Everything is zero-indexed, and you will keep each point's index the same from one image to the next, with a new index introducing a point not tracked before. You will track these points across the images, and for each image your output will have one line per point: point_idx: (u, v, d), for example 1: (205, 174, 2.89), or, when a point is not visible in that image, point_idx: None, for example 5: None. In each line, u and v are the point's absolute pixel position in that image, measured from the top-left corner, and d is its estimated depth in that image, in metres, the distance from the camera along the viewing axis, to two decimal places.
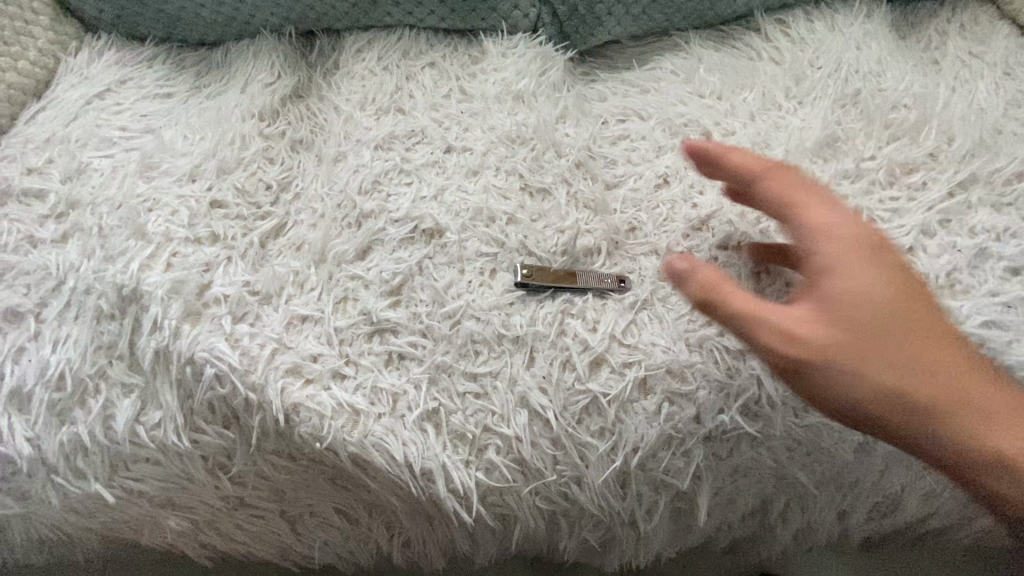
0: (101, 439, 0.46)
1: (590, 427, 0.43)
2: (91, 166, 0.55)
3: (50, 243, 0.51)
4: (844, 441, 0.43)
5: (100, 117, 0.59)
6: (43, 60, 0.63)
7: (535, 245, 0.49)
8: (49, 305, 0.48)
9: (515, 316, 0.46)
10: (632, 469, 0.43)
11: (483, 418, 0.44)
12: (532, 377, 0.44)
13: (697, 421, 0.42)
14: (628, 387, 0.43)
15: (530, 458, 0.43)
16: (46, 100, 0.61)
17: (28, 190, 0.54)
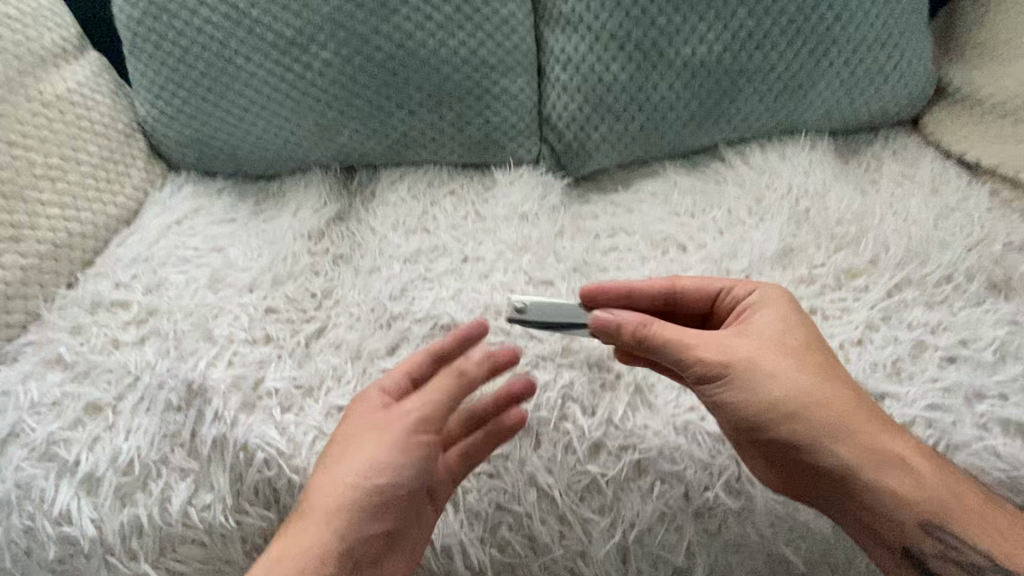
0: (158, 520, 0.52)
1: (591, 503, 0.48)
2: (168, 280, 0.66)
3: (131, 345, 0.60)
4: (820, 517, 0.48)
5: (178, 241, 0.70)
6: (133, 194, 0.75)
7: (536, 329, 0.56)
8: (125, 399, 0.56)
9: (521, 402, 0.52)
10: (630, 544, 0.48)
11: (495, 496, 0.49)
12: (539, 459, 0.50)
13: (687, 497, 0.48)
14: (624, 468, 0.48)
15: (539, 534, 0.48)
16: (132, 227, 0.72)
17: (114, 301, 0.64)
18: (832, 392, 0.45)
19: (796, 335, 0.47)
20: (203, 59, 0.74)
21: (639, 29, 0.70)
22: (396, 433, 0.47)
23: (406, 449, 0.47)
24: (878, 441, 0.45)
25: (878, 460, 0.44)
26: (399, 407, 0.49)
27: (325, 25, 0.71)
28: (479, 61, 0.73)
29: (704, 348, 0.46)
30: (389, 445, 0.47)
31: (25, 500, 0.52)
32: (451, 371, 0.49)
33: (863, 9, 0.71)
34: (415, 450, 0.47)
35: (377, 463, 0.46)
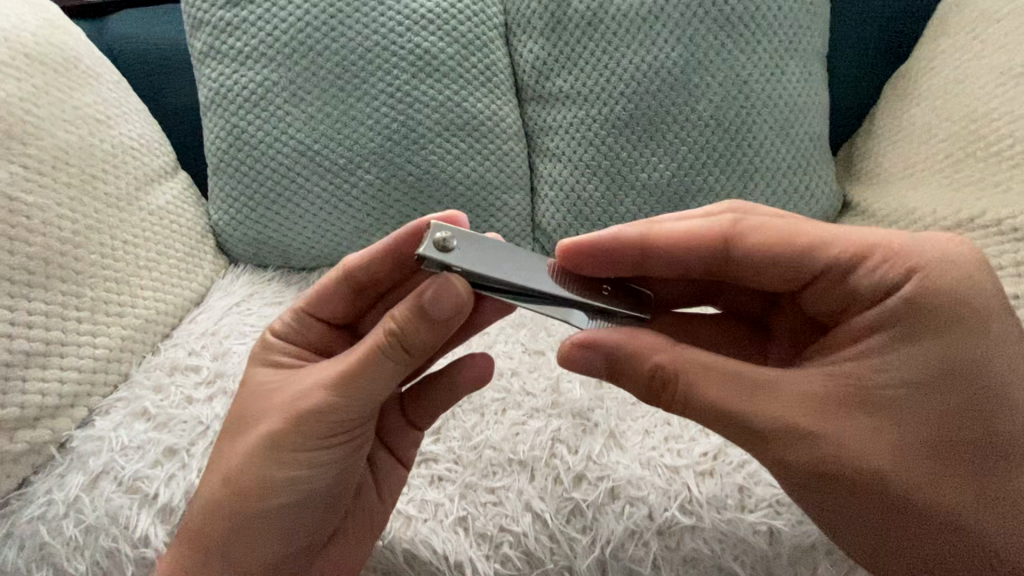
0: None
1: (575, 524, 0.61)
2: (232, 349, 0.80)
3: (201, 401, 0.74)
4: (756, 533, 0.60)
5: (238, 318, 0.86)
6: (200, 277, 0.90)
7: (530, 388, 0.71)
8: (197, 443, 0.69)
9: (520, 444, 0.66)
10: (607, 558, 0.59)
11: (499, 520, 0.61)
12: (534, 489, 0.63)
13: (650, 518, 0.60)
14: (600, 494, 0.61)
15: (534, 550, 0.60)
16: (201, 306, 0.87)
17: (186, 365, 0.78)
18: (892, 430, 0.51)
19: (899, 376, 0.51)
20: (270, 179, 0.93)
21: (607, 161, 0.93)
22: (290, 454, 0.54)
23: (304, 462, 0.54)
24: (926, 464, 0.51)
25: (896, 494, 0.51)
26: (308, 419, 0.53)
27: (370, 155, 0.92)
28: (485, 182, 0.95)
29: (771, 403, 0.50)
30: (285, 463, 0.54)
31: (113, 525, 0.65)
32: (372, 375, 0.52)
33: (777, 147, 0.93)
34: (316, 464, 0.55)
35: (275, 477, 0.54)
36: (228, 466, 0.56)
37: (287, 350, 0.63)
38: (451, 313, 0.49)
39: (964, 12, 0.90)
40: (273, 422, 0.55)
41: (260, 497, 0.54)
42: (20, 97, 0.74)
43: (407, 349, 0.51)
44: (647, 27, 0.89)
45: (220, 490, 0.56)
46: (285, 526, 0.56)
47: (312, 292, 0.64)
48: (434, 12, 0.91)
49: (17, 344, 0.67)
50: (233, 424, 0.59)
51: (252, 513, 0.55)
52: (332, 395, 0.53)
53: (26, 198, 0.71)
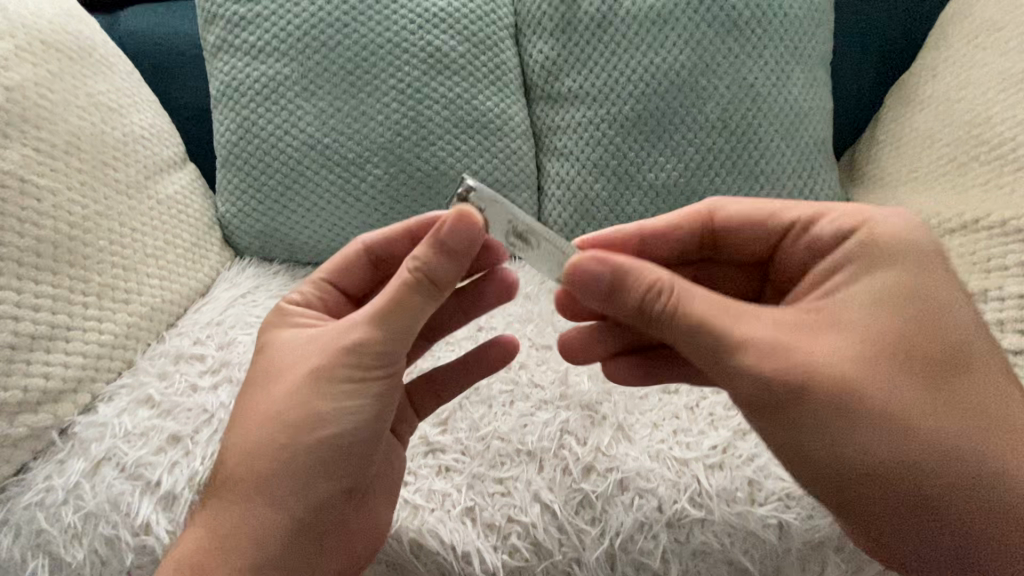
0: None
1: (584, 516, 0.60)
2: (236, 339, 0.80)
3: (206, 389, 0.73)
4: (766, 526, 0.59)
5: (243, 308, 0.85)
6: (205, 268, 0.90)
7: (538, 381, 0.71)
8: (201, 431, 0.69)
9: (528, 435, 0.65)
10: (616, 550, 0.59)
11: (508, 510, 0.61)
12: (542, 480, 0.62)
13: (660, 510, 0.60)
14: (609, 485, 0.61)
15: (543, 540, 0.60)
16: (206, 296, 0.87)
17: (191, 354, 0.77)
18: (885, 374, 0.51)
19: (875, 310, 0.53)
20: (279, 172, 0.93)
21: (614, 160, 0.94)
22: (331, 387, 0.53)
23: (346, 396, 0.53)
24: (920, 419, 0.51)
25: (889, 425, 0.50)
26: (349, 353, 0.53)
27: (379, 150, 0.92)
28: (493, 180, 0.95)
29: (763, 339, 0.51)
30: (326, 398, 0.53)
31: (113, 512, 0.64)
32: (408, 308, 0.53)
33: (782, 149, 0.94)
34: (356, 399, 0.53)
35: (316, 412, 0.53)
36: (263, 409, 0.54)
37: (304, 314, 0.61)
38: (469, 243, 0.50)
39: (964, 23, 0.92)
40: (309, 363, 0.54)
41: (304, 431, 0.52)
42: (36, 82, 0.74)
43: (438, 283, 0.52)
44: (656, 29, 0.91)
45: (257, 432, 0.54)
46: (325, 470, 0.53)
47: (335, 266, 0.65)
48: (446, 11, 0.92)
49: (23, 326, 0.66)
50: (261, 377, 0.57)
51: (291, 455, 0.53)
52: (372, 329, 0.53)
53: (37, 181, 0.71)
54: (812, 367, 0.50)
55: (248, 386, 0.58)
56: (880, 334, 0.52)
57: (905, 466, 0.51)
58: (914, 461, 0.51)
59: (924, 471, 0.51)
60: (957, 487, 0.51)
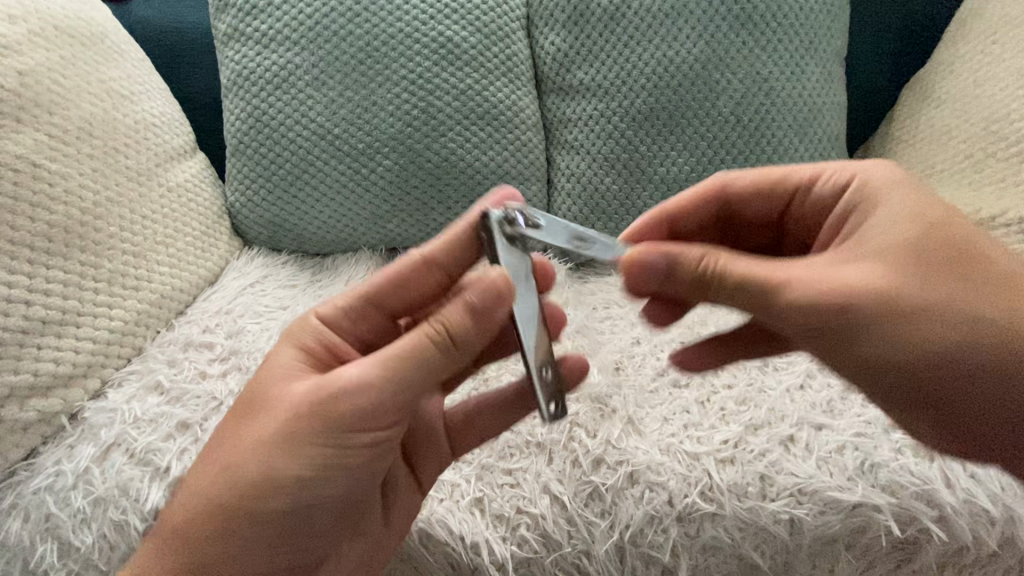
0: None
1: (594, 508, 0.60)
2: (246, 328, 0.80)
3: (214, 377, 0.73)
4: (778, 521, 0.59)
5: (252, 298, 0.85)
6: (216, 257, 0.90)
7: None
8: (210, 418, 0.69)
9: (538, 427, 0.65)
10: (626, 543, 0.59)
11: (517, 502, 0.61)
12: (552, 472, 0.62)
13: (670, 504, 0.60)
14: (619, 478, 0.61)
15: (551, 533, 0.59)
16: (215, 285, 0.87)
17: (200, 342, 0.77)
18: (910, 309, 0.51)
19: (900, 238, 0.53)
20: (289, 162, 0.93)
21: (626, 153, 0.93)
22: (302, 448, 0.49)
23: (317, 462, 0.50)
24: (960, 329, 0.52)
25: (935, 340, 0.51)
26: (332, 413, 0.49)
27: (389, 141, 0.92)
28: (503, 173, 0.94)
29: (803, 282, 0.51)
30: (295, 459, 0.49)
31: (123, 497, 0.63)
32: (406, 374, 0.49)
33: (796, 145, 0.93)
34: (329, 469, 0.50)
35: (281, 474, 0.50)
36: (233, 449, 0.52)
37: (321, 336, 0.57)
38: (495, 309, 0.49)
39: (982, 19, 0.90)
40: (286, 410, 0.51)
41: (258, 492, 0.50)
42: (48, 67, 0.74)
43: (453, 348, 0.50)
44: (669, 22, 0.90)
45: (217, 474, 0.51)
46: (274, 536, 0.51)
47: (391, 268, 0.59)
48: (458, 2, 0.92)
49: (34, 310, 0.66)
50: (243, 406, 0.54)
51: (247, 512, 0.50)
52: (366, 388, 0.49)
53: (49, 165, 0.71)
54: (853, 305, 0.50)
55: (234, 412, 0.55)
56: (904, 256, 0.52)
57: (951, 373, 0.52)
58: (962, 367, 0.52)
59: (973, 371, 0.52)
60: (995, 377, 0.52)
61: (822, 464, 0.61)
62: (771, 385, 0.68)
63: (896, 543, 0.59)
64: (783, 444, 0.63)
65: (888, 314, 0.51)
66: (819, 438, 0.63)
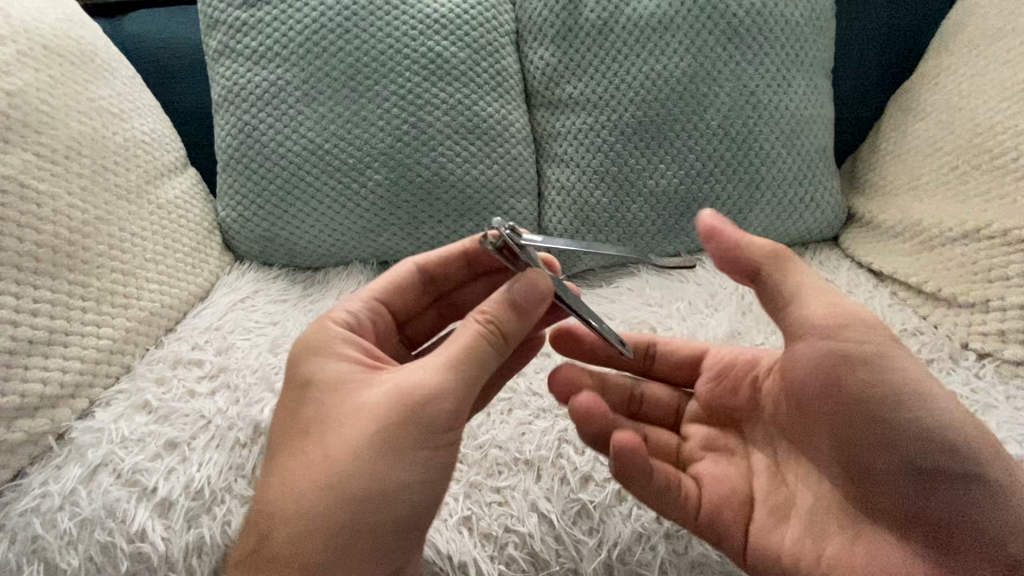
0: (219, 539, 0.64)
1: (582, 526, 0.61)
2: (236, 345, 0.80)
3: (204, 395, 0.73)
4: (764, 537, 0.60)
5: (241, 313, 0.85)
6: (206, 273, 0.90)
7: (537, 388, 0.71)
8: (198, 437, 0.69)
9: (526, 443, 0.65)
10: (614, 561, 0.60)
11: (505, 520, 0.61)
12: (540, 489, 0.62)
13: (658, 520, 0.61)
14: (607, 495, 0.61)
15: (540, 551, 0.60)
16: (205, 301, 0.87)
17: (189, 359, 0.77)
18: (907, 398, 0.54)
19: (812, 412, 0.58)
20: (279, 177, 0.93)
21: (615, 167, 0.93)
22: (403, 450, 0.51)
23: (421, 461, 0.51)
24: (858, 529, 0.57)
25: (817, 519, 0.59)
26: (414, 409, 0.51)
27: (380, 156, 0.92)
28: (493, 186, 0.95)
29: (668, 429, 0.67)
30: (402, 462, 0.50)
31: (109, 518, 0.63)
32: (473, 365, 0.53)
33: (784, 157, 0.93)
34: (430, 462, 0.52)
35: (388, 478, 0.50)
36: (323, 459, 0.51)
37: (351, 339, 0.61)
38: (537, 304, 0.55)
39: (967, 30, 0.91)
40: (369, 419, 0.52)
41: (358, 493, 0.50)
42: (38, 86, 0.75)
43: (506, 338, 0.54)
44: (656, 37, 0.91)
45: (310, 498, 0.50)
46: (388, 531, 0.51)
47: (385, 289, 0.66)
48: (447, 17, 0.92)
49: (21, 331, 0.66)
50: (311, 429, 0.54)
51: (367, 522, 0.50)
52: (444, 379, 0.52)
53: (37, 186, 0.71)
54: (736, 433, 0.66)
55: (294, 435, 0.55)
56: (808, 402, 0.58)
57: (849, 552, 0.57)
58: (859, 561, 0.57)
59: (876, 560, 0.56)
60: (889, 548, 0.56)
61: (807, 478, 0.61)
62: None
63: None
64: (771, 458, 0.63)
65: (870, 401, 0.55)
66: None
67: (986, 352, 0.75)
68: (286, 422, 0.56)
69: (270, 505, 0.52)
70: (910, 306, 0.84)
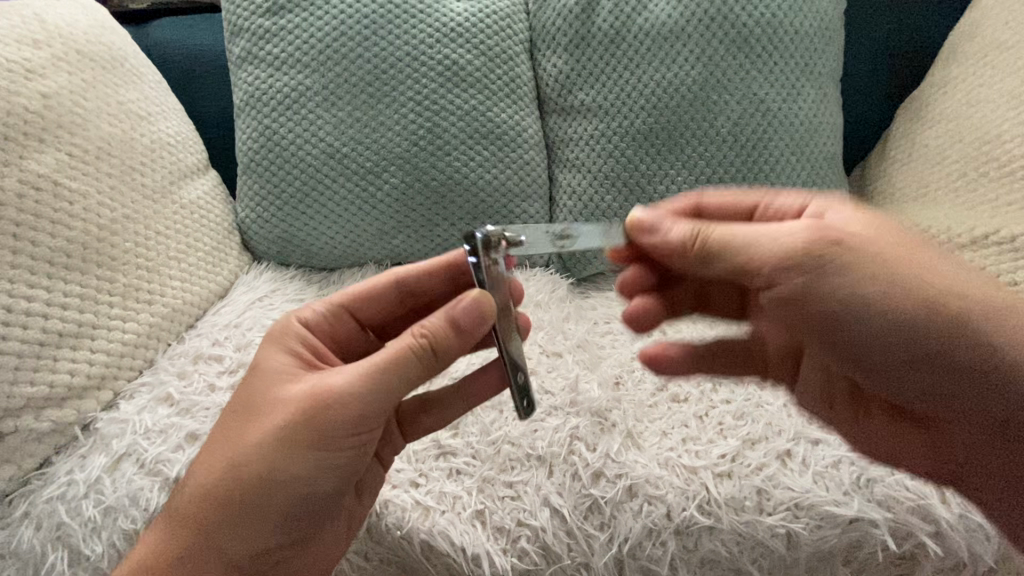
0: None
1: (593, 521, 0.62)
2: (254, 341, 0.82)
3: (224, 389, 0.75)
4: (773, 534, 0.61)
5: (259, 311, 0.87)
6: (225, 271, 0.92)
7: (549, 387, 0.72)
8: None
9: (538, 440, 0.67)
10: (625, 556, 0.61)
11: (517, 514, 0.62)
12: (552, 484, 0.63)
13: (669, 517, 0.61)
14: (619, 491, 0.62)
15: (552, 545, 0.61)
16: (224, 300, 0.89)
17: (210, 354, 0.79)
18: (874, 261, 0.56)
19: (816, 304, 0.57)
20: (298, 180, 0.96)
21: (626, 172, 0.95)
22: (299, 452, 0.52)
23: (314, 466, 0.53)
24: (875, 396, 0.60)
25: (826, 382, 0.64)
26: (320, 414, 0.53)
27: (396, 160, 0.94)
28: (505, 190, 0.97)
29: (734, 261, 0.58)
30: (292, 463, 0.53)
31: (132, 507, 0.65)
32: (390, 377, 0.53)
33: (792, 165, 0.95)
34: (320, 467, 0.53)
35: (279, 474, 0.53)
36: (237, 442, 0.54)
37: (305, 339, 0.62)
38: (478, 327, 0.53)
39: (976, 40, 0.92)
40: (281, 415, 0.54)
41: (257, 481, 0.53)
42: (70, 90, 0.78)
43: (432, 357, 0.53)
44: (667, 46, 0.93)
45: (215, 475, 0.54)
46: (281, 517, 0.54)
47: (354, 293, 0.66)
48: (463, 26, 0.95)
49: (51, 324, 0.69)
50: (240, 409, 0.57)
51: (254, 507, 0.53)
52: (355, 389, 0.53)
53: (70, 184, 0.74)
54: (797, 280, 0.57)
55: (228, 417, 0.57)
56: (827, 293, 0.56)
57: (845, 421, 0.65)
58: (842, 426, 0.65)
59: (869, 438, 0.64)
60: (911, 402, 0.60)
61: (817, 478, 0.63)
62: (767, 400, 0.70)
63: (892, 558, 0.62)
64: (780, 458, 0.65)
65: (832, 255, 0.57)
66: (814, 452, 0.65)
67: None
68: (233, 397, 0.59)
69: (190, 473, 0.56)
70: None
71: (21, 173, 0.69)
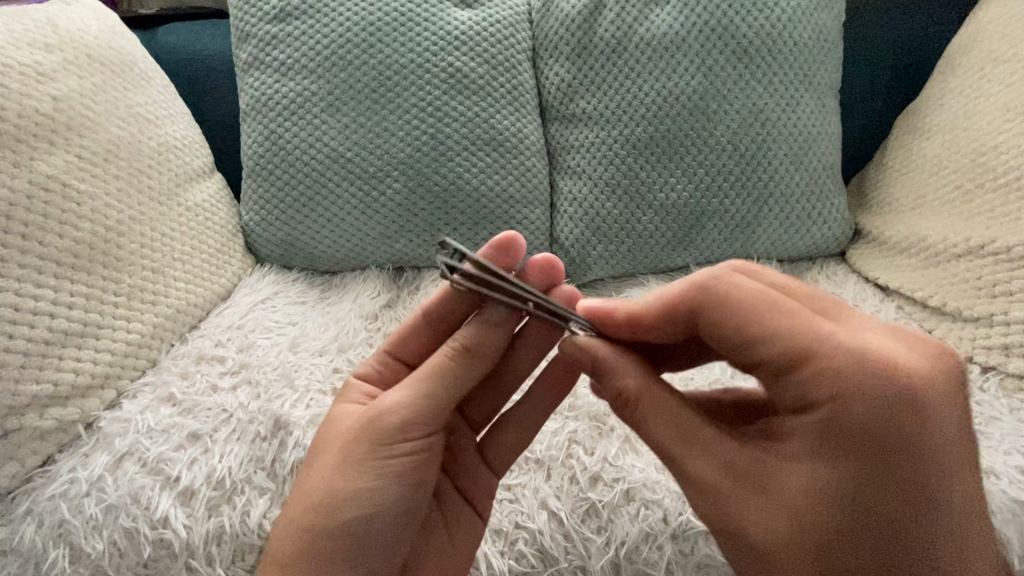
0: (238, 528, 0.66)
1: (590, 525, 0.62)
2: (256, 343, 0.83)
3: (226, 390, 0.76)
4: None
5: (261, 313, 0.88)
6: (227, 273, 0.93)
7: None
8: (220, 430, 0.71)
9: (536, 444, 0.68)
10: (621, 560, 0.61)
11: (515, 516, 0.63)
12: (550, 487, 0.64)
13: (665, 521, 0.62)
14: (615, 495, 0.63)
15: (549, 548, 0.61)
16: (227, 301, 0.90)
17: (213, 355, 0.80)
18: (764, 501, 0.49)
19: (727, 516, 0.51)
20: (302, 183, 0.97)
21: (626, 179, 0.96)
22: (361, 463, 0.56)
23: (376, 476, 0.56)
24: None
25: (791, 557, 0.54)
26: (374, 429, 0.57)
27: (399, 165, 0.95)
28: (506, 196, 0.98)
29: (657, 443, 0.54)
30: (358, 477, 0.56)
31: (134, 505, 0.65)
32: (436, 382, 0.58)
33: (791, 174, 0.96)
34: (384, 476, 0.56)
35: (344, 491, 0.56)
36: (308, 477, 0.59)
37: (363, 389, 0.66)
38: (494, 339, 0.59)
39: (971, 54, 0.94)
40: (341, 440, 0.58)
41: (326, 509, 0.56)
42: (80, 92, 0.79)
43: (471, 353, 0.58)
44: (668, 55, 0.94)
45: (290, 512, 0.57)
46: (357, 543, 0.56)
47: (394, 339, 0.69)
48: (467, 34, 0.96)
49: (58, 323, 0.69)
50: (312, 451, 0.62)
51: (327, 534, 0.55)
52: (402, 402, 0.57)
53: (78, 186, 0.75)
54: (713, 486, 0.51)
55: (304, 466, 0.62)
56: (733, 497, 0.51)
57: None
58: None
59: None
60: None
61: None
62: None
63: None
64: None
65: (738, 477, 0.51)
66: None
67: (990, 365, 0.76)
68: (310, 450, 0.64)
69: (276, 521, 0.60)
70: (915, 320, 0.86)
71: (31, 174, 0.71)
